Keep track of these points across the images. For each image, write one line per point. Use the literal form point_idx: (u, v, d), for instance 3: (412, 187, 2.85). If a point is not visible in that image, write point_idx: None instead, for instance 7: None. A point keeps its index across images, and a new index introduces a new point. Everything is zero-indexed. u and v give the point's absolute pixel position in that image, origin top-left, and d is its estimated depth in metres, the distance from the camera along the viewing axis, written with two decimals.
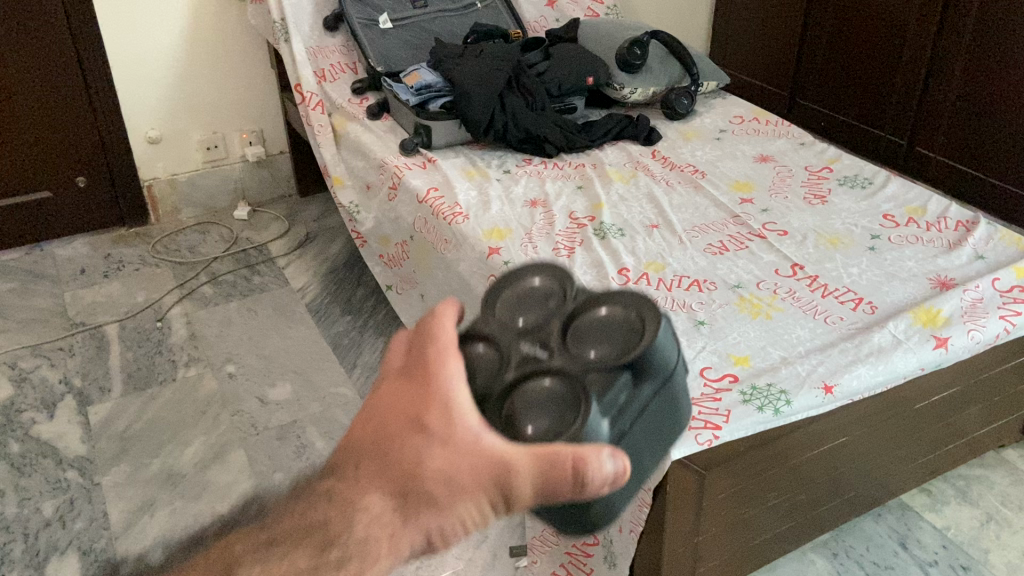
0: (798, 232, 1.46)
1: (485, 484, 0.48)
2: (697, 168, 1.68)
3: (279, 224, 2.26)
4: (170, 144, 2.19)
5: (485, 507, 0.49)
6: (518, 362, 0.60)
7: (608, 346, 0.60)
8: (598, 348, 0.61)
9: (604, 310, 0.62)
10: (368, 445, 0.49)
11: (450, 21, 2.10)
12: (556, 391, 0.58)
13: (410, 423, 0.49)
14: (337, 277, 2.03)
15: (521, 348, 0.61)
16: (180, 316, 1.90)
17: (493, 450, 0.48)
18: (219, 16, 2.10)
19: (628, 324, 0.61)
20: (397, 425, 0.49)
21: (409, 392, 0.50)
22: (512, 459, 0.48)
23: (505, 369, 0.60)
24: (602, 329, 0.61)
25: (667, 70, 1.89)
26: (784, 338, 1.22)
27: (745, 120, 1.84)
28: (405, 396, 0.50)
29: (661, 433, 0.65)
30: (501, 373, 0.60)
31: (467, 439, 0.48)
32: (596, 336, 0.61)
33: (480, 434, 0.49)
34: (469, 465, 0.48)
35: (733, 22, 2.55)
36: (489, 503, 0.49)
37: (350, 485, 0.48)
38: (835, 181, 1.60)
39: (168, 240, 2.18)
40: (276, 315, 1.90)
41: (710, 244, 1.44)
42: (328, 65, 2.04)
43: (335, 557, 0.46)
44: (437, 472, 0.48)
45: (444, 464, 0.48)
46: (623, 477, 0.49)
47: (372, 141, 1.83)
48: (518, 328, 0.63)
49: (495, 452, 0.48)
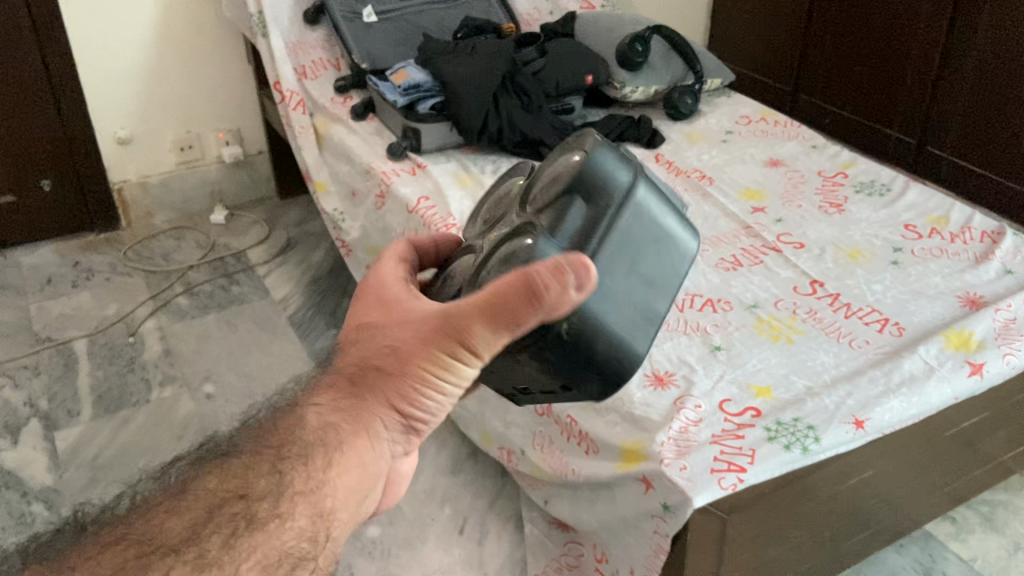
0: (815, 244, 1.37)
1: (435, 340, 0.54)
2: (706, 175, 1.59)
3: (259, 230, 2.15)
4: (142, 145, 2.07)
5: (443, 361, 0.54)
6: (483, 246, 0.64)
7: (557, 183, 0.61)
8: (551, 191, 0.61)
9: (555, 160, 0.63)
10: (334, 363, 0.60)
11: (439, 13, 1.99)
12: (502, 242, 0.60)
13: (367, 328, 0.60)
14: (321, 287, 1.93)
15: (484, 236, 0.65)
16: (153, 330, 1.79)
17: (430, 312, 0.56)
18: (192, 9, 1.98)
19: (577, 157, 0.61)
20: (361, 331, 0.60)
21: (365, 304, 0.61)
22: (451, 307, 0.54)
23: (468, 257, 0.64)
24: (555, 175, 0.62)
25: (669, 68, 1.80)
26: (807, 365, 1.13)
27: (752, 121, 1.76)
28: (362, 308, 0.61)
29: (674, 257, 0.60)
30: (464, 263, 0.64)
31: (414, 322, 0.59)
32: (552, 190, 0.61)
33: (424, 310, 0.57)
34: (416, 332, 0.56)
35: (735, 14, 2.46)
36: (442, 356, 0.54)
37: (314, 397, 0.57)
38: (851, 188, 1.52)
39: (141, 246, 2.07)
40: (256, 329, 1.80)
41: (722, 258, 1.35)
42: (309, 62, 1.92)
43: (292, 460, 0.54)
44: (386, 351, 0.56)
45: (391, 343, 0.56)
46: (577, 272, 0.50)
47: (357, 143, 1.73)
48: (485, 224, 0.67)
49: (439, 311, 0.55)
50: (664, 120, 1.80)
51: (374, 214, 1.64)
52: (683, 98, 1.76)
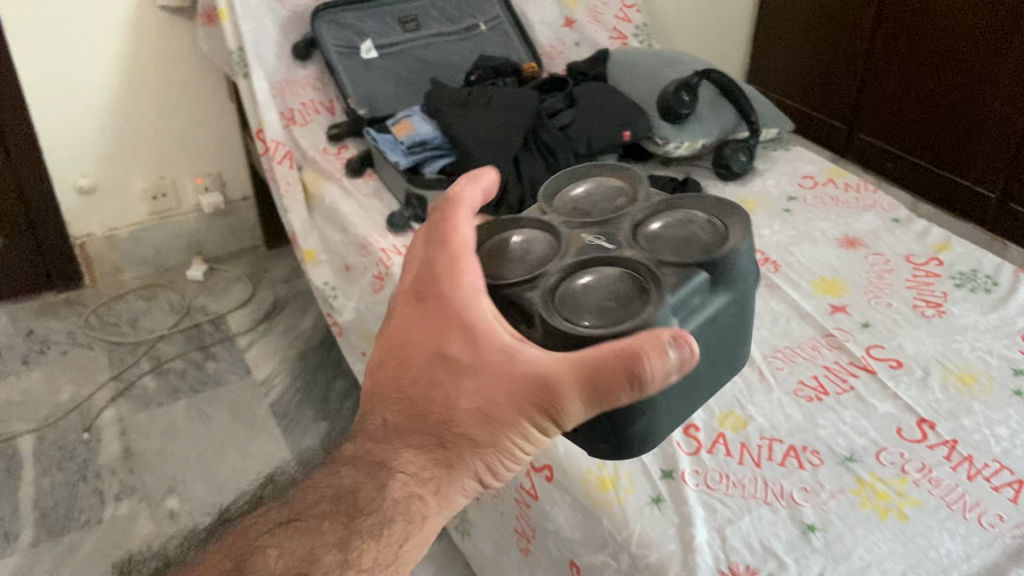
0: (916, 362, 1.11)
1: (528, 401, 0.51)
2: (775, 262, 1.32)
3: (241, 288, 1.89)
4: (108, 194, 1.81)
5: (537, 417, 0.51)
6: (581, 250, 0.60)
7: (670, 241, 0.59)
8: (660, 229, 0.60)
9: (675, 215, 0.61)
10: (397, 400, 0.53)
11: (449, 48, 1.73)
12: (608, 278, 0.56)
13: (421, 343, 0.53)
14: (310, 364, 1.67)
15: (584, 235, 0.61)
16: (113, 422, 1.54)
17: (528, 363, 0.51)
18: (164, 40, 1.71)
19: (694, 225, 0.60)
20: (416, 345, 0.53)
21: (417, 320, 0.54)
22: (549, 371, 0.50)
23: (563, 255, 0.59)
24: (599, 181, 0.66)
25: (719, 119, 1.53)
26: (931, 557, 0.86)
27: (817, 183, 1.50)
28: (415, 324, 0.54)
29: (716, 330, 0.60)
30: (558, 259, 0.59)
31: (498, 360, 0.51)
32: (592, 194, 0.65)
33: (515, 349, 0.51)
34: (505, 388, 0.51)
35: (781, 39, 2.20)
36: (535, 414, 0.51)
37: (383, 447, 0.54)
38: (950, 281, 1.25)
39: (105, 310, 1.81)
40: (233, 422, 1.54)
41: (801, 383, 1.08)
42: (298, 104, 1.65)
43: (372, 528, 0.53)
44: (468, 410, 0.51)
45: (474, 400, 0.51)
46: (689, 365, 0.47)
47: (351, 209, 1.47)
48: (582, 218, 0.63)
49: (534, 372, 0.50)
50: (712, 181, 1.53)
51: (370, 296, 1.38)
52: (739, 155, 1.50)
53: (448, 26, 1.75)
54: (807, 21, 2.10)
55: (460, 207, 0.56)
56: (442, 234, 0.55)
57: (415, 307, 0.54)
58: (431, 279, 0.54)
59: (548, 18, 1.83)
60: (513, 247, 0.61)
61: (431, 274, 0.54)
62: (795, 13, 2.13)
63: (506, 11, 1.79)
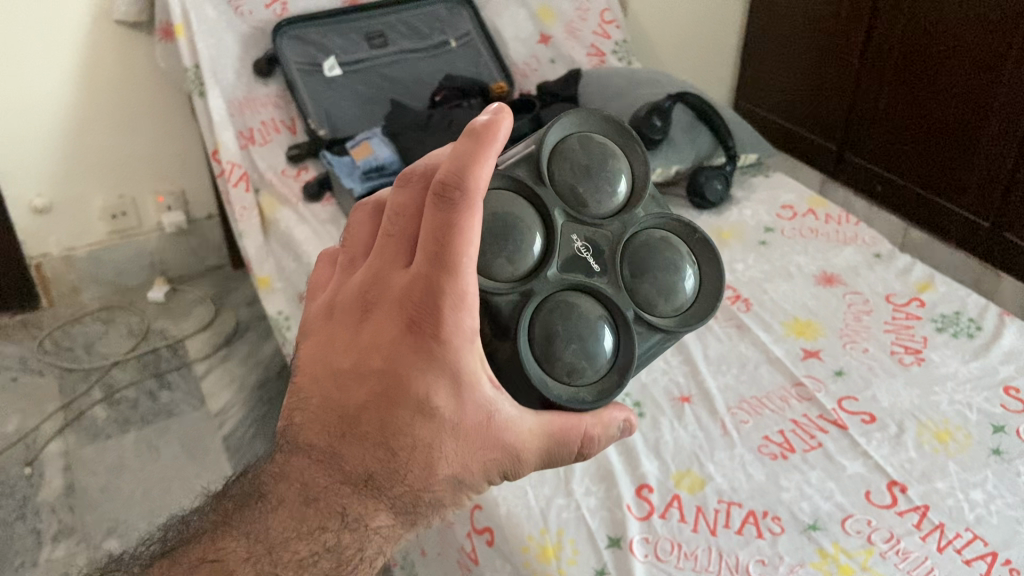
0: (890, 416, 1.03)
1: (494, 469, 0.48)
2: (747, 299, 1.24)
3: (203, 310, 1.83)
4: (65, 213, 1.75)
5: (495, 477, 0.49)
6: (566, 259, 0.52)
7: (654, 281, 0.54)
8: (650, 261, 0.54)
9: (664, 240, 0.55)
10: (376, 447, 0.45)
11: (417, 65, 1.67)
12: (596, 328, 0.51)
13: (412, 387, 0.44)
14: (268, 394, 1.60)
15: (571, 238, 0.52)
16: (59, 455, 1.47)
17: (511, 431, 0.47)
18: (120, 55, 1.65)
19: (678, 262, 0.55)
20: (401, 392, 0.44)
21: (407, 349, 0.44)
22: (526, 451, 0.48)
23: (550, 264, 0.51)
24: (599, 143, 0.54)
25: (695, 144, 1.46)
26: None
27: (797, 213, 1.43)
28: (404, 356, 0.44)
29: None
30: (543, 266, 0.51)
31: (483, 421, 0.47)
32: (590, 160, 0.53)
33: (497, 410, 0.47)
34: (483, 454, 0.47)
35: (770, 55, 2.12)
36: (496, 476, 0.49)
37: (353, 498, 0.46)
38: (931, 324, 1.17)
39: (60, 333, 1.75)
40: (183, 456, 1.47)
41: (766, 439, 1.01)
42: (258, 124, 1.59)
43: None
44: (449, 476, 0.46)
45: (456, 466, 0.46)
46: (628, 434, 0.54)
47: (305, 236, 1.40)
48: (571, 196, 0.52)
49: (515, 445, 0.48)
50: (686, 209, 1.46)
51: None
52: (715, 183, 1.43)
53: (417, 42, 1.69)
54: (796, 37, 2.02)
55: (477, 206, 0.42)
56: (454, 248, 0.42)
57: (405, 333, 0.44)
58: (433, 310, 0.43)
59: (522, 33, 1.78)
60: (507, 235, 0.49)
61: (432, 308, 0.43)
62: (783, 29, 2.06)
63: (477, 27, 1.74)
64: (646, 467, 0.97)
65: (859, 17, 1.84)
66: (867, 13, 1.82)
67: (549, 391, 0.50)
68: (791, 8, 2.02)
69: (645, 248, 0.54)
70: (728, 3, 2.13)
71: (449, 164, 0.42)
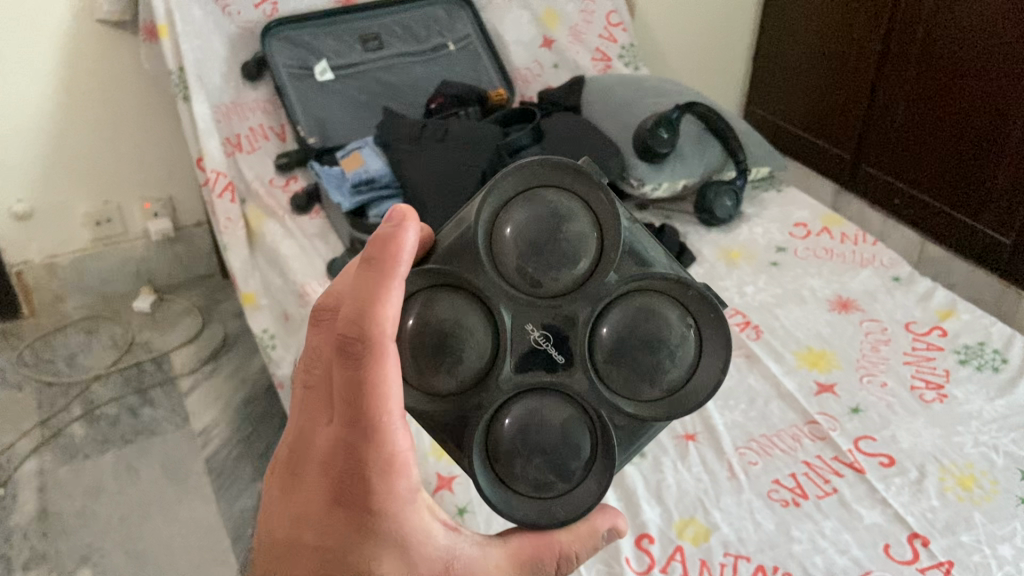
0: (910, 458, 0.96)
1: None
2: (757, 326, 1.17)
3: (190, 322, 1.76)
4: (47, 220, 1.68)
5: None
6: (524, 354, 0.54)
7: (621, 362, 0.52)
8: (616, 344, 0.52)
9: (635, 311, 0.52)
10: None
11: (414, 69, 1.60)
12: (554, 424, 0.52)
13: (355, 546, 0.44)
14: (254, 413, 1.54)
15: (526, 329, 0.54)
16: (33, 476, 1.41)
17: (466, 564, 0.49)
18: (104, 57, 1.58)
19: (656, 333, 0.52)
20: (343, 552, 0.44)
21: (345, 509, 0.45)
22: None
23: (504, 360, 0.53)
24: (550, 198, 0.50)
25: (704, 157, 1.39)
26: None
27: (810, 233, 1.36)
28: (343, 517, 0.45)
29: None
30: (498, 362, 0.53)
31: (437, 562, 0.48)
32: (540, 236, 0.50)
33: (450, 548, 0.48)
34: None
35: (783, 61, 2.05)
36: None
37: None
38: (954, 356, 1.10)
39: (41, 345, 1.68)
40: (163, 479, 1.40)
41: (777, 482, 0.93)
42: (246, 130, 1.53)
43: None
44: None
45: None
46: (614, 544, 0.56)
47: (292, 251, 1.33)
48: (527, 280, 0.52)
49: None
50: (693, 225, 1.39)
51: None
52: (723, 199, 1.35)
53: (413, 45, 1.61)
54: (811, 43, 1.95)
55: (386, 358, 0.43)
56: (370, 402, 0.43)
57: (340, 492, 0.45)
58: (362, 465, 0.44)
59: (524, 38, 1.70)
60: (446, 351, 0.51)
61: (358, 470, 0.44)
62: (798, 34, 1.98)
63: (478, 30, 1.67)
64: (647, 513, 0.90)
65: (877, 23, 1.77)
66: (885, 20, 1.74)
67: (515, 509, 0.53)
68: (806, 13, 1.94)
69: (613, 330, 0.52)
70: (740, 8, 2.05)
71: (351, 316, 0.44)
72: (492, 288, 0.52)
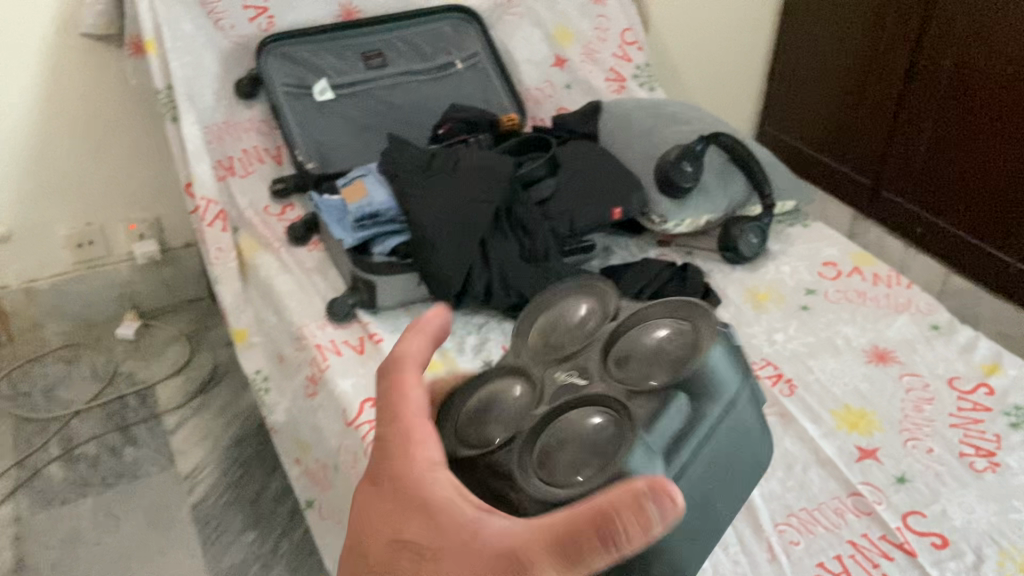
0: (965, 538, 0.88)
1: None
2: (790, 380, 1.09)
3: (177, 350, 1.67)
4: (25, 243, 1.59)
5: None
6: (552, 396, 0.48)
7: (649, 369, 0.47)
8: (637, 356, 0.48)
9: (656, 331, 0.49)
10: None
11: (419, 89, 1.51)
12: (578, 428, 0.45)
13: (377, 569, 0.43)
14: (244, 454, 1.45)
15: (555, 377, 0.49)
16: (8, 523, 1.31)
17: None
18: (87, 71, 1.48)
19: (672, 337, 0.48)
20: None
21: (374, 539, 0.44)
22: None
23: (536, 406, 0.48)
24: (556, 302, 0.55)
25: (728, 191, 1.31)
26: None
27: (840, 274, 1.28)
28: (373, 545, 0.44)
29: (731, 463, 0.51)
30: (530, 410, 0.48)
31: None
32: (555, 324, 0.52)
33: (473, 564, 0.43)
34: None
35: (800, 81, 1.96)
36: None
37: None
38: (1003, 418, 1.02)
39: (18, 375, 1.59)
40: (147, 528, 1.31)
41: (822, 566, 0.85)
42: (239, 153, 1.43)
43: None
44: None
45: None
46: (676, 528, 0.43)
47: (288, 288, 1.24)
48: (549, 351, 0.51)
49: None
50: (716, 263, 1.31)
51: (303, 400, 1.15)
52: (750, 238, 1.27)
53: (417, 63, 1.52)
54: (831, 63, 1.86)
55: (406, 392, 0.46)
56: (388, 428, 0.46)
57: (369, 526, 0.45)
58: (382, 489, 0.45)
59: (536, 57, 1.63)
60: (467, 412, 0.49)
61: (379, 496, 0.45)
62: (816, 53, 1.89)
63: (486, 47, 1.58)
64: None
65: (903, 45, 1.68)
66: (912, 41, 1.66)
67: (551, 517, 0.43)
68: (825, 31, 1.85)
69: (625, 346, 0.49)
70: (756, 25, 1.95)
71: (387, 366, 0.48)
72: (522, 364, 0.52)
